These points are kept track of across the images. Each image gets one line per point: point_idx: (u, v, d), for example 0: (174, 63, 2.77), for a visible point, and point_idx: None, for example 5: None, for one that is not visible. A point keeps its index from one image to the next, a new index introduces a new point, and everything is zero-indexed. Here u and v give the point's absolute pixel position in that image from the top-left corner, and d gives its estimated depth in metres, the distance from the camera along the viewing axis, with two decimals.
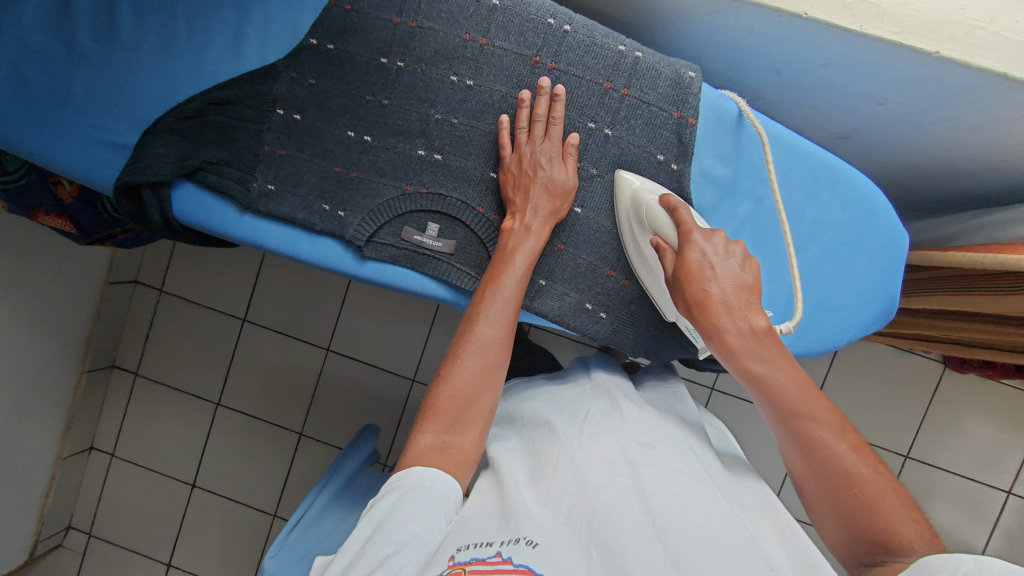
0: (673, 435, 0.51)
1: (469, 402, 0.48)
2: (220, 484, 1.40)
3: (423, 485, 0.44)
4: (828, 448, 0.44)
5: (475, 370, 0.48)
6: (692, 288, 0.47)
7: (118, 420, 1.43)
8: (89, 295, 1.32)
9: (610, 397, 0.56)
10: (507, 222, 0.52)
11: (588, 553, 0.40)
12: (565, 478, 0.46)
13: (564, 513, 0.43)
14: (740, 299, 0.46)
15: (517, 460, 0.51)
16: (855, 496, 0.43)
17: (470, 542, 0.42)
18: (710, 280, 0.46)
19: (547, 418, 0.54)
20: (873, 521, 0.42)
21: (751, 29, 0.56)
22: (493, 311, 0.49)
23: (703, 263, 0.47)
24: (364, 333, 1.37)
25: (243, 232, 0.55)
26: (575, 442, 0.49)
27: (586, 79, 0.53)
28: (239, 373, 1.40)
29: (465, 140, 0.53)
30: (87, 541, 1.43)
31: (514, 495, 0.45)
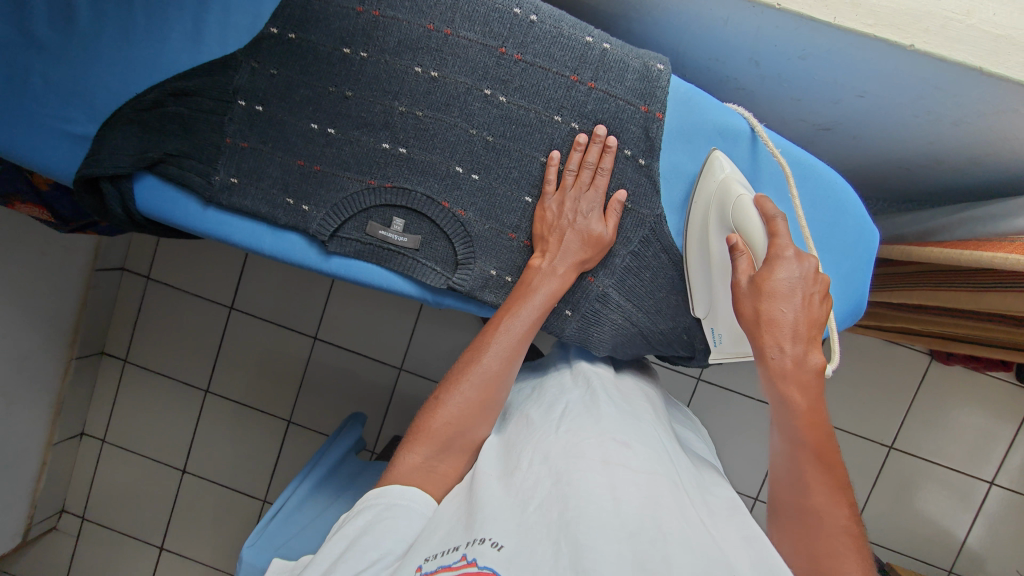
0: (650, 436, 0.51)
1: (461, 432, 0.50)
2: (211, 470, 1.41)
3: (403, 502, 0.47)
4: (818, 480, 0.45)
5: (473, 406, 0.50)
6: (766, 302, 0.46)
7: (108, 407, 1.44)
8: (75, 282, 1.32)
9: (589, 388, 0.56)
10: (535, 259, 0.53)
11: (555, 546, 0.39)
12: (538, 474, 0.45)
13: (534, 510, 0.42)
14: (807, 334, 0.46)
15: (494, 451, 0.51)
16: (819, 526, 0.44)
17: (437, 551, 0.41)
18: (788, 303, 0.46)
19: (526, 410, 0.54)
20: (833, 568, 0.42)
21: (725, 19, 0.54)
22: (500, 347, 0.51)
23: (789, 284, 0.46)
24: (351, 321, 1.37)
25: (207, 226, 0.54)
26: (550, 436, 0.49)
27: (552, 71, 0.52)
28: (227, 361, 1.41)
29: (430, 133, 0.52)
30: (81, 524, 1.45)
31: (484, 496, 0.44)
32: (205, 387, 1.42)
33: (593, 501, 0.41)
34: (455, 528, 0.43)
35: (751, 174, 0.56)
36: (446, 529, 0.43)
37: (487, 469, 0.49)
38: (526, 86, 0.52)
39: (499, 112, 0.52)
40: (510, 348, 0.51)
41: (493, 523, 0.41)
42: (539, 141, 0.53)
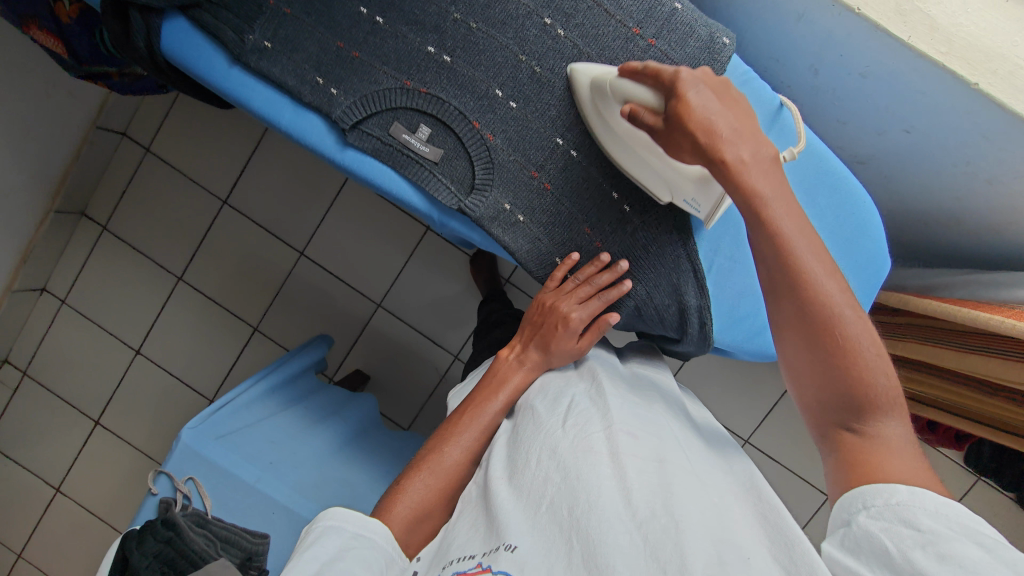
0: (657, 426, 0.60)
1: (420, 514, 0.60)
2: (163, 357, 1.46)
3: (366, 535, 0.56)
4: (821, 297, 0.47)
5: (450, 482, 0.63)
6: (692, 125, 0.46)
7: (76, 268, 1.44)
8: (73, 135, 1.31)
9: (594, 381, 0.65)
10: (505, 353, 0.73)
11: (569, 543, 0.49)
12: (546, 470, 0.55)
13: (546, 509, 0.52)
14: (744, 128, 0.46)
15: (502, 456, 0.60)
16: (836, 352, 0.47)
17: (458, 557, 0.53)
18: (710, 114, 0.46)
19: (532, 404, 0.64)
20: (861, 390, 0.46)
21: (801, 14, 0.54)
22: (463, 438, 0.65)
23: (701, 100, 0.45)
24: (342, 246, 1.38)
25: (229, 85, 0.52)
26: (557, 430, 0.58)
27: (616, 18, 0.52)
28: (207, 254, 1.42)
29: (478, 49, 0.52)
30: (20, 379, 1.49)
31: (498, 500, 0.54)
32: (178, 275, 1.43)
33: (603, 498, 0.50)
34: (470, 542, 0.54)
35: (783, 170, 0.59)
36: (462, 539, 0.55)
37: (497, 471, 0.59)
38: (588, 26, 0.52)
39: (553, 45, 0.52)
40: (471, 432, 0.65)
41: (508, 529, 0.50)
42: (583, 88, 0.53)
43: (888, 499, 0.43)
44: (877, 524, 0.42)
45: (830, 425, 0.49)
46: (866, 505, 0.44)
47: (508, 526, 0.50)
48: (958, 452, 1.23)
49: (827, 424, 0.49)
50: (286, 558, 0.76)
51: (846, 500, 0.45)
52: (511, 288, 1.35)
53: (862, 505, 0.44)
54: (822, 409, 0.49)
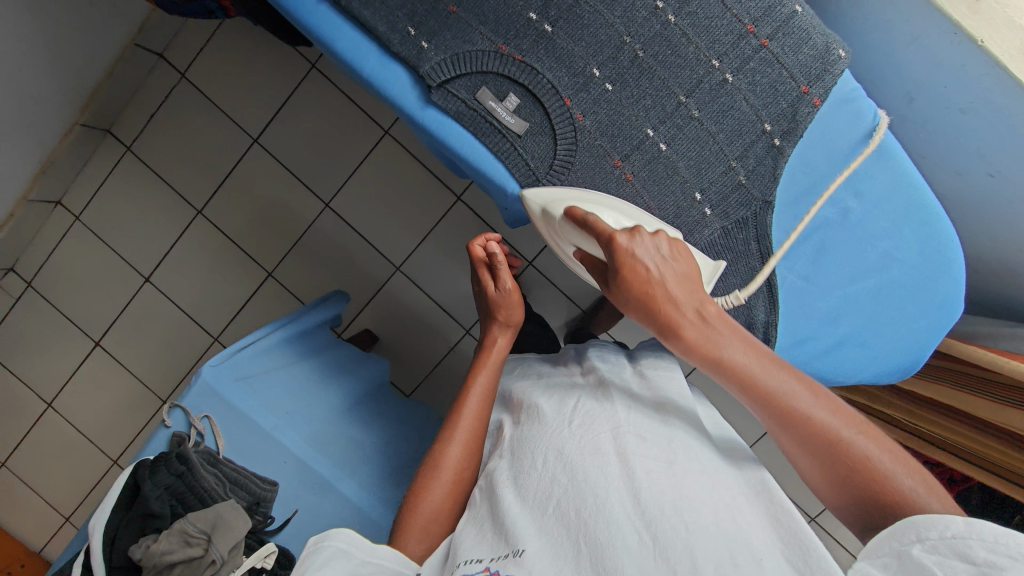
0: (671, 426, 0.65)
1: (431, 517, 0.68)
2: (174, 288, 1.45)
3: (375, 559, 0.62)
4: (805, 420, 0.55)
5: (458, 478, 0.71)
6: (636, 285, 0.57)
7: (95, 186, 1.42)
8: (111, 48, 1.27)
9: (602, 389, 0.72)
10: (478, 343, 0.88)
11: (577, 545, 0.55)
12: (552, 470, 0.62)
13: (552, 509, 0.59)
14: (679, 289, 0.57)
15: (505, 465, 0.68)
16: (843, 464, 0.53)
17: (466, 560, 0.59)
18: (648, 277, 0.57)
19: (540, 406, 0.71)
20: (866, 476, 0.52)
21: (915, 39, 0.69)
22: (459, 436, 0.73)
23: (640, 266, 0.57)
24: (370, 203, 1.36)
25: (315, 19, 0.55)
26: (562, 430, 0.65)
27: (733, 15, 0.60)
28: (231, 192, 1.39)
29: (582, 25, 0.59)
30: (25, 290, 1.47)
31: (506, 504, 0.61)
32: (199, 208, 1.41)
33: (608, 499, 0.56)
34: (477, 547, 0.60)
35: (874, 201, 0.68)
36: (470, 543, 0.61)
37: (504, 476, 0.66)
38: (704, 17, 0.60)
39: (664, 28, 0.60)
40: (472, 419, 0.74)
41: (519, 537, 0.57)
42: (687, 80, 0.61)
43: (942, 532, 0.46)
44: (930, 557, 0.45)
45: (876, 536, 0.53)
46: (920, 537, 0.47)
47: (517, 532, 0.57)
48: None
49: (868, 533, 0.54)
50: (293, 508, 0.77)
51: (897, 532, 0.49)
52: (533, 271, 1.34)
53: (916, 538, 0.47)
54: (856, 512, 0.54)
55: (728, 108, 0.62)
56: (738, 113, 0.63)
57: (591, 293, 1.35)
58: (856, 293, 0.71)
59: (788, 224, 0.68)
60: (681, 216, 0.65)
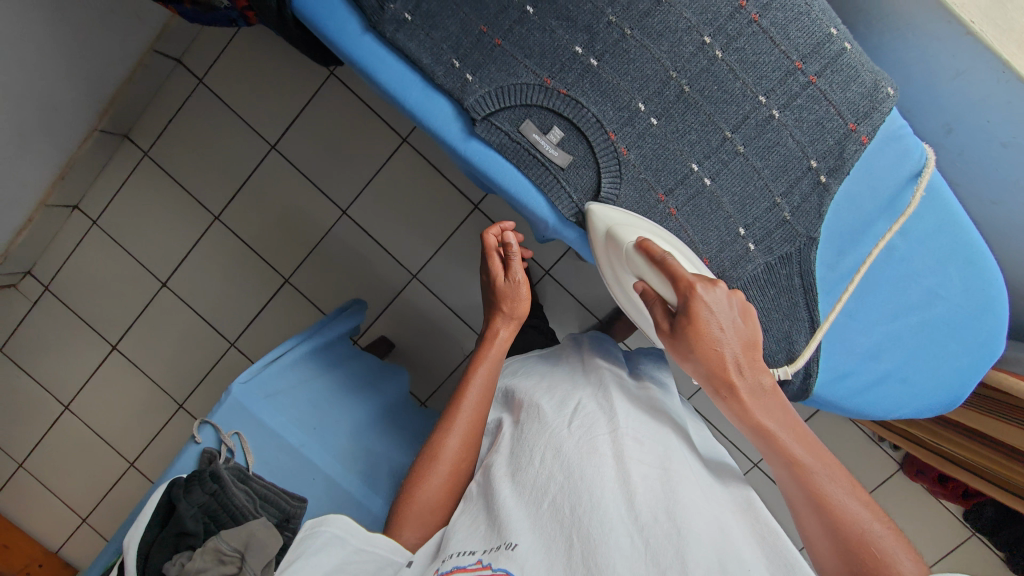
0: (665, 437, 0.69)
1: (427, 507, 0.71)
2: (191, 294, 1.45)
3: (369, 546, 0.66)
4: (830, 497, 0.58)
5: (457, 468, 0.73)
6: (703, 341, 0.60)
7: (112, 191, 1.42)
8: (130, 54, 1.27)
9: (602, 393, 0.75)
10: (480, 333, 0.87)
11: (568, 539, 0.58)
12: (550, 468, 0.65)
13: (547, 505, 0.62)
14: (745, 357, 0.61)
15: (503, 461, 0.71)
16: (853, 545, 0.55)
17: (455, 551, 0.62)
18: (718, 336, 0.59)
19: (540, 404, 0.74)
20: (873, 563, 0.54)
21: (956, 73, 0.74)
22: (457, 430, 0.74)
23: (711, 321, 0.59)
24: (387, 210, 1.36)
25: (360, 48, 0.63)
26: (561, 430, 0.68)
27: (781, 53, 0.64)
28: (248, 198, 1.40)
29: (626, 58, 0.64)
30: (42, 293, 1.48)
31: (502, 495, 0.64)
32: (216, 214, 1.41)
33: (603, 498, 0.59)
34: (469, 539, 0.63)
35: (919, 238, 0.72)
36: (462, 534, 0.64)
37: (501, 471, 0.69)
38: (753, 53, 0.64)
39: (710, 63, 0.64)
40: (472, 412, 0.75)
41: (513, 529, 0.59)
42: (732, 116, 0.66)
43: None
44: None
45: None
46: None
47: (509, 524, 0.60)
48: (960, 507, 1.25)
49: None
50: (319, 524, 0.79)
51: None
52: (549, 280, 1.35)
53: None
54: None
55: (774, 144, 0.67)
56: (785, 149, 0.67)
57: (606, 302, 1.35)
58: (901, 328, 0.74)
59: (831, 258, 0.72)
60: (725, 250, 0.70)
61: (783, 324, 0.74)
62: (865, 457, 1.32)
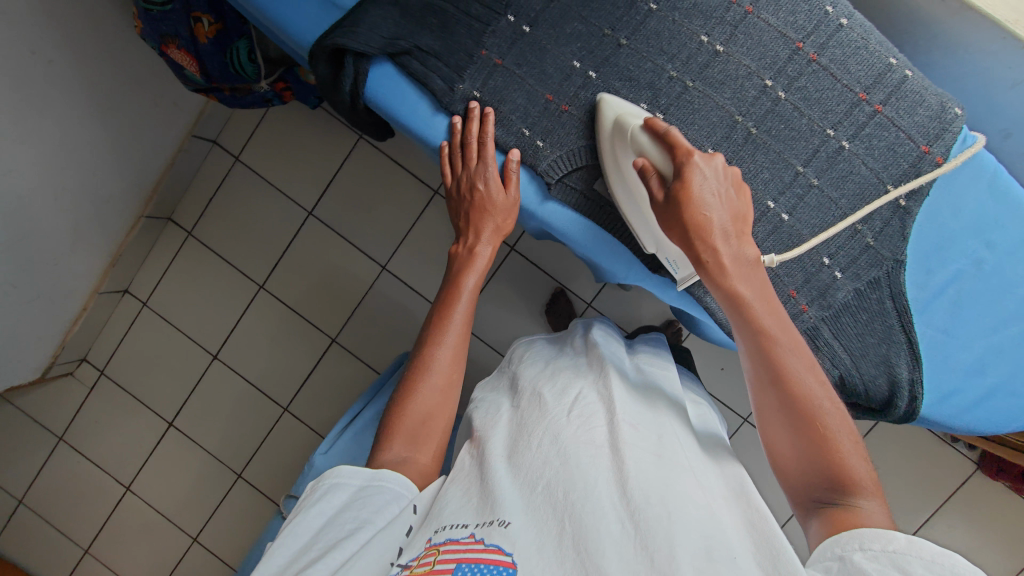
0: (662, 425, 0.69)
1: (423, 421, 0.70)
2: (241, 363, 1.48)
3: (374, 482, 0.65)
4: (800, 379, 0.60)
5: (443, 383, 0.72)
6: (696, 205, 0.62)
7: (159, 271, 1.47)
8: (170, 141, 1.34)
9: (603, 379, 0.75)
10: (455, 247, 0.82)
11: (561, 523, 0.56)
12: (547, 454, 0.64)
13: (541, 489, 0.60)
14: (732, 229, 0.64)
15: (502, 441, 0.69)
16: (815, 431, 0.58)
17: (447, 526, 0.59)
18: (710, 204, 0.62)
19: (541, 396, 0.73)
20: (834, 460, 0.58)
21: (1014, 83, 0.80)
22: (448, 341, 0.73)
23: (705, 186, 0.62)
24: (425, 261, 1.39)
25: (435, 127, 0.76)
26: (558, 420, 0.68)
27: (846, 88, 0.73)
28: (289, 264, 1.43)
29: (693, 108, 0.73)
30: (98, 377, 1.52)
31: (495, 475, 0.63)
32: (260, 283, 1.45)
33: (597, 484, 0.59)
34: (461, 513, 0.61)
35: (1004, 251, 0.77)
36: (455, 508, 0.62)
37: (496, 451, 0.68)
38: (817, 88, 0.73)
39: (776, 102, 0.73)
40: (461, 325, 0.75)
41: (501, 509, 0.58)
42: (803, 151, 0.74)
43: (885, 545, 0.51)
44: (871, 564, 0.50)
45: (812, 504, 0.59)
46: (864, 548, 0.51)
47: (501, 505, 0.58)
48: None
49: (807, 501, 0.60)
50: None
51: (841, 539, 0.53)
52: (593, 312, 1.35)
53: (860, 547, 0.52)
54: (808, 488, 0.60)
55: (848, 173, 0.74)
56: (856, 178, 0.75)
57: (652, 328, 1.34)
58: (998, 341, 0.78)
59: (921, 275, 0.77)
60: (811, 278, 0.75)
61: (880, 348, 0.76)
62: (940, 460, 1.27)
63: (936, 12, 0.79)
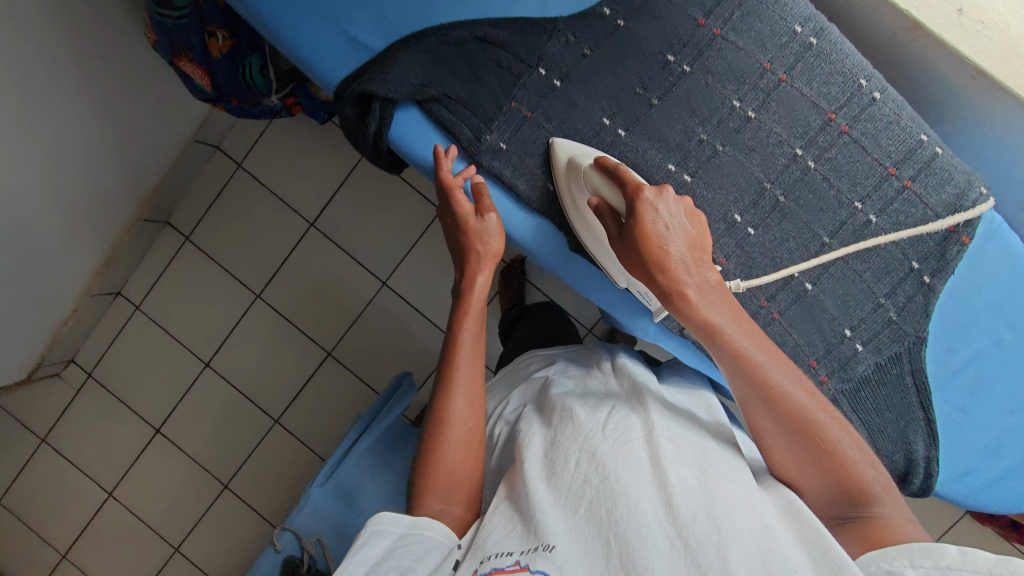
0: (701, 436, 0.68)
1: (450, 472, 0.70)
2: (234, 372, 1.46)
3: (417, 529, 0.66)
4: (793, 402, 0.61)
5: (466, 435, 0.71)
6: (656, 237, 0.62)
7: (153, 276, 1.45)
8: (173, 146, 1.32)
9: (637, 394, 0.73)
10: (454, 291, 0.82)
11: (608, 545, 0.57)
12: (585, 471, 0.63)
13: (584, 510, 0.60)
14: (693, 258, 0.62)
15: (539, 458, 0.68)
16: (827, 452, 0.61)
17: (493, 555, 0.61)
18: (672, 232, 0.62)
19: (573, 409, 0.71)
20: (846, 473, 0.60)
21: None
22: (461, 393, 0.72)
23: (660, 216, 0.62)
24: (425, 278, 1.38)
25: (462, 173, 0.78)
26: (592, 433, 0.66)
27: (876, 161, 0.75)
28: (287, 274, 1.41)
29: (721, 173, 0.77)
30: (85, 380, 1.49)
31: (538, 498, 0.62)
32: (257, 292, 1.43)
33: (639, 500, 0.58)
34: (506, 541, 0.62)
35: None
36: (502, 539, 0.62)
37: (534, 472, 0.66)
38: (846, 157, 0.75)
39: (803, 168, 0.76)
40: (472, 372, 0.74)
41: (547, 533, 0.58)
42: (829, 223, 0.77)
43: (939, 559, 0.53)
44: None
45: (835, 520, 0.63)
46: (915, 563, 0.54)
47: (545, 528, 0.58)
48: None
49: (831, 517, 0.63)
50: None
51: (886, 554, 0.56)
52: (593, 339, 1.35)
53: (911, 562, 0.54)
54: (830, 502, 0.62)
55: (875, 248, 0.77)
56: (882, 253, 0.77)
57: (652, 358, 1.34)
58: (1015, 420, 0.80)
59: (940, 354, 0.79)
60: (833, 350, 0.79)
61: (899, 425, 0.80)
62: None
63: (960, 83, 0.79)
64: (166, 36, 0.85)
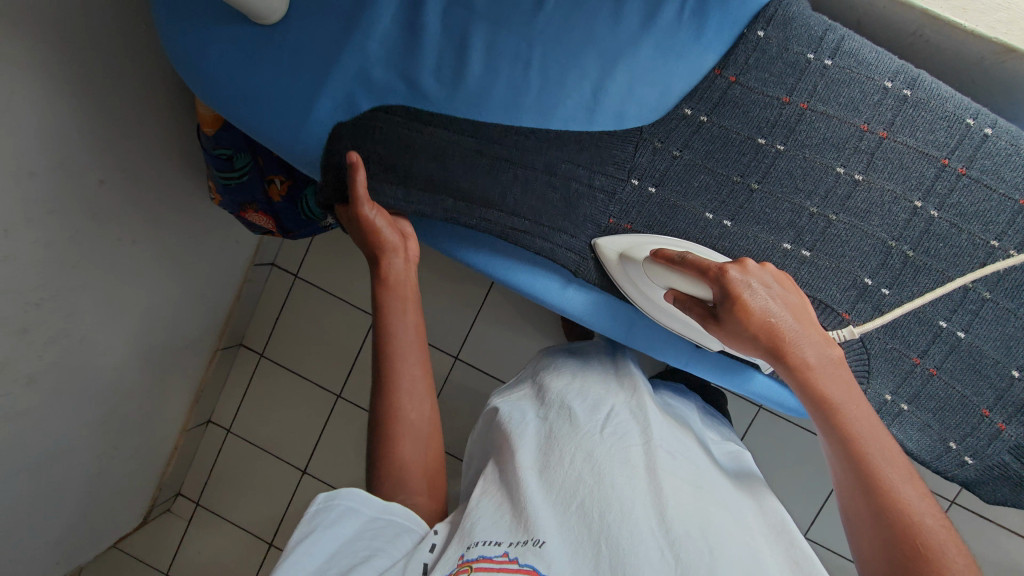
0: (697, 454, 0.71)
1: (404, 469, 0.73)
2: (330, 474, 1.46)
3: (387, 514, 0.68)
4: (901, 495, 0.59)
5: (413, 431, 0.75)
6: (754, 315, 0.61)
7: (237, 398, 1.50)
8: (235, 276, 1.38)
9: (635, 396, 0.77)
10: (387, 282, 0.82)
11: (597, 546, 0.58)
12: (579, 470, 0.64)
13: (575, 508, 0.61)
14: (804, 329, 0.62)
15: (532, 448, 0.69)
16: (918, 546, 0.56)
17: (481, 541, 0.61)
18: (768, 310, 0.62)
19: (574, 409, 0.73)
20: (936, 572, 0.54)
21: None
22: (409, 397, 0.75)
23: (755, 295, 0.62)
24: (495, 348, 1.37)
25: (568, 295, 0.81)
26: (594, 437, 0.68)
27: (1000, 195, 0.74)
28: (363, 370, 1.44)
29: (840, 240, 0.77)
30: (194, 510, 1.53)
31: (528, 491, 0.63)
32: (337, 392, 1.46)
33: (634, 509, 0.59)
34: (493, 529, 0.62)
35: None
36: (487, 524, 0.63)
37: (526, 462, 0.67)
38: (966, 195, 0.75)
39: (925, 217, 0.75)
40: (410, 355, 0.76)
41: (535, 530, 0.59)
42: (966, 267, 0.76)
43: None
44: None
45: None
46: None
47: (535, 524, 0.59)
48: None
49: None
50: None
51: None
52: None
53: None
54: None
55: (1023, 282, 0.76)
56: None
57: None
58: None
59: None
60: (1004, 395, 0.78)
61: None
62: None
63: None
64: (232, 194, 0.91)
